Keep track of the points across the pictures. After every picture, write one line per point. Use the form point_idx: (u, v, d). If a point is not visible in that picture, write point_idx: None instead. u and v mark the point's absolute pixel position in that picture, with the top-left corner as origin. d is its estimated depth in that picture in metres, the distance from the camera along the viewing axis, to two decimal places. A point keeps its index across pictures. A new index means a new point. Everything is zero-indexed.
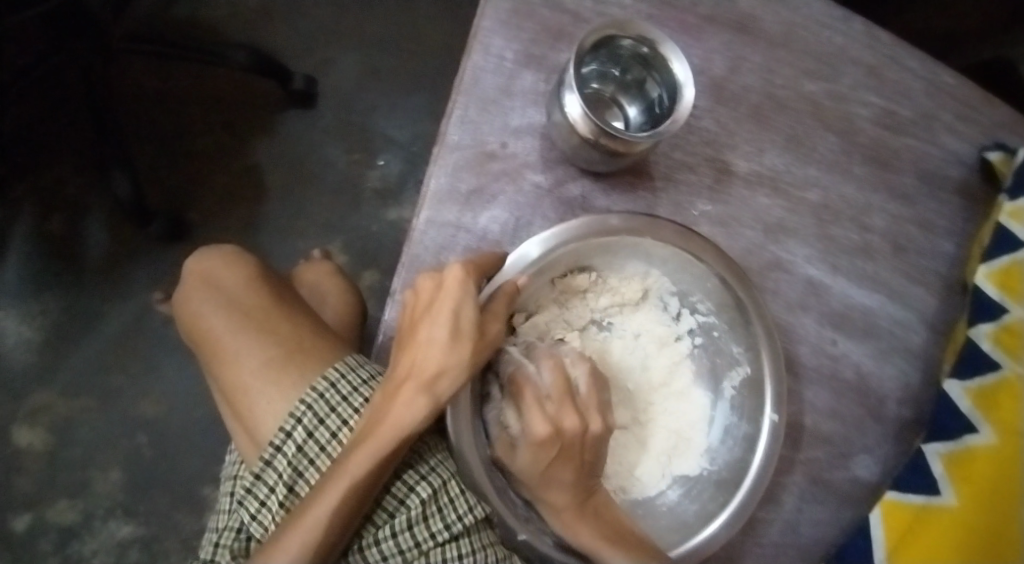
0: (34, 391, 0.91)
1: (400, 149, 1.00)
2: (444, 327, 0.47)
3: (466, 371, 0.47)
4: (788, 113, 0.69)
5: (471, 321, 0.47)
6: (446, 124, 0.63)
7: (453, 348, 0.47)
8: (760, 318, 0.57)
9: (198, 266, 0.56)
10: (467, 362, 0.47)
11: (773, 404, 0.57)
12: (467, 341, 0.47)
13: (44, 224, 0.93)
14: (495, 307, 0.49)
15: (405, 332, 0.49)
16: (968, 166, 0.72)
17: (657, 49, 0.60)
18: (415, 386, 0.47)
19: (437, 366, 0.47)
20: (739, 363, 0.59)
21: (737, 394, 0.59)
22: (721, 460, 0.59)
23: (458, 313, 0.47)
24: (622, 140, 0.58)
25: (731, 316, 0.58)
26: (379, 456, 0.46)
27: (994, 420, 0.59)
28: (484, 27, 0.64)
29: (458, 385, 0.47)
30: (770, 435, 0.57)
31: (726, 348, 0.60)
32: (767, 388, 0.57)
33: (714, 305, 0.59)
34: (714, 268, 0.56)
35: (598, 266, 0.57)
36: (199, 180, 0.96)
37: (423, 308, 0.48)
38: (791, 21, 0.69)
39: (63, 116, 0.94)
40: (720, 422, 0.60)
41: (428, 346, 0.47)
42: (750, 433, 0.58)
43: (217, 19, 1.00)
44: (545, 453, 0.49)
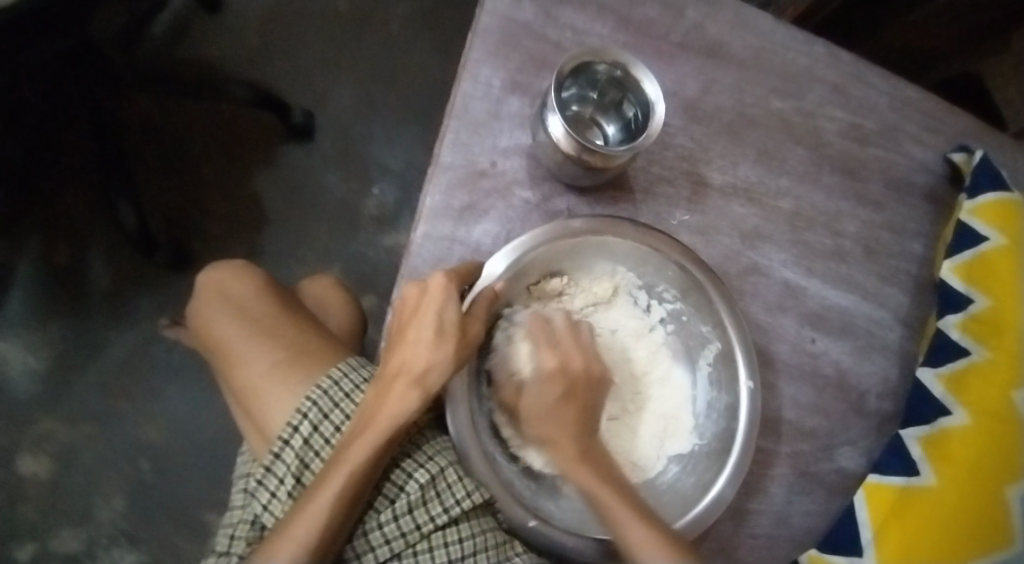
0: (38, 420, 0.93)
1: (394, 178, 1.05)
2: (429, 327, 0.51)
3: (452, 366, 0.51)
4: (758, 128, 0.74)
5: (454, 321, 0.51)
6: (439, 147, 0.67)
7: (438, 346, 0.50)
8: (722, 297, 0.61)
9: (211, 279, 0.60)
10: (452, 359, 0.51)
11: (747, 371, 0.61)
12: (451, 339, 0.51)
13: (49, 255, 0.96)
14: (476, 310, 0.52)
15: (394, 336, 0.53)
16: (931, 173, 0.77)
17: (629, 71, 0.64)
18: (406, 382, 0.51)
19: (426, 363, 0.50)
20: (709, 341, 0.63)
21: (713, 370, 0.63)
22: (710, 434, 0.62)
23: (442, 315, 0.51)
24: (601, 155, 0.62)
25: (695, 297, 0.62)
26: (376, 448, 0.49)
27: (966, 403, 0.62)
28: (473, 58, 0.69)
29: (445, 378, 0.51)
30: (749, 405, 0.60)
31: (695, 329, 0.63)
32: (739, 358, 0.61)
33: (679, 291, 0.63)
34: (674, 258, 0.61)
35: (569, 269, 0.61)
36: (201, 211, 0.99)
37: (411, 312, 0.52)
38: (756, 45, 0.75)
39: (69, 150, 0.98)
40: (702, 401, 0.64)
41: (416, 345, 0.51)
42: (731, 403, 0.61)
43: (217, 59, 1.05)
44: (553, 385, 0.56)
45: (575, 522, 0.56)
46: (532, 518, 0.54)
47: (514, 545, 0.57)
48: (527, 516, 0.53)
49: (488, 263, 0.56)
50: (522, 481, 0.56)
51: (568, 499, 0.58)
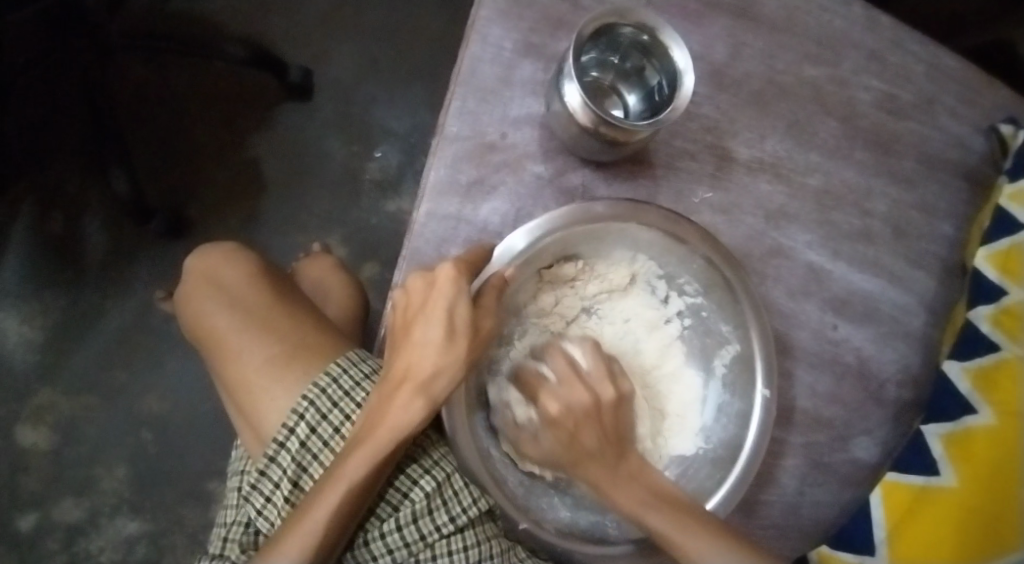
0: (37, 391, 0.91)
1: (398, 140, 1.00)
2: (439, 327, 0.47)
3: (463, 368, 0.48)
4: (787, 98, 0.68)
5: (465, 319, 0.47)
6: (445, 115, 0.63)
7: (450, 348, 0.47)
8: (747, 296, 0.58)
9: (199, 265, 0.56)
10: (462, 360, 0.47)
11: (764, 379, 0.58)
12: (463, 340, 0.47)
13: (42, 223, 0.93)
14: (486, 303, 0.49)
15: (396, 333, 0.49)
16: (969, 149, 0.72)
17: (657, 36, 0.59)
18: (412, 388, 0.47)
19: (433, 366, 0.47)
20: (728, 342, 0.60)
21: (728, 372, 0.61)
22: (719, 437, 0.60)
23: (452, 314, 0.47)
24: (623, 129, 0.58)
25: (719, 294, 0.60)
26: (377, 460, 0.47)
27: (993, 402, 0.60)
28: (482, 16, 0.64)
29: (455, 384, 0.48)
30: (762, 411, 0.58)
31: (714, 327, 0.61)
32: (757, 364, 0.58)
33: (702, 285, 0.60)
34: (701, 250, 0.57)
35: (585, 254, 0.58)
36: (199, 175, 0.95)
37: (415, 309, 0.48)
38: (790, 5, 0.69)
39: (60, 110, 0.93)
40: (712, 400, 0.61)
41: (424, 347, 0.47)
42: (744, 409, 0.59)
43: (211, 12, 0.99)
44: (562, 432, 0.50)
45: (572, 522, 0.55)
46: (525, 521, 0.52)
47: (517, 550, 0.56)
48: (523, 521, 0.51)
49: (496, 252, 0.52)
50: (515, 477, 0.54)
51: (564, 497, 0.56)
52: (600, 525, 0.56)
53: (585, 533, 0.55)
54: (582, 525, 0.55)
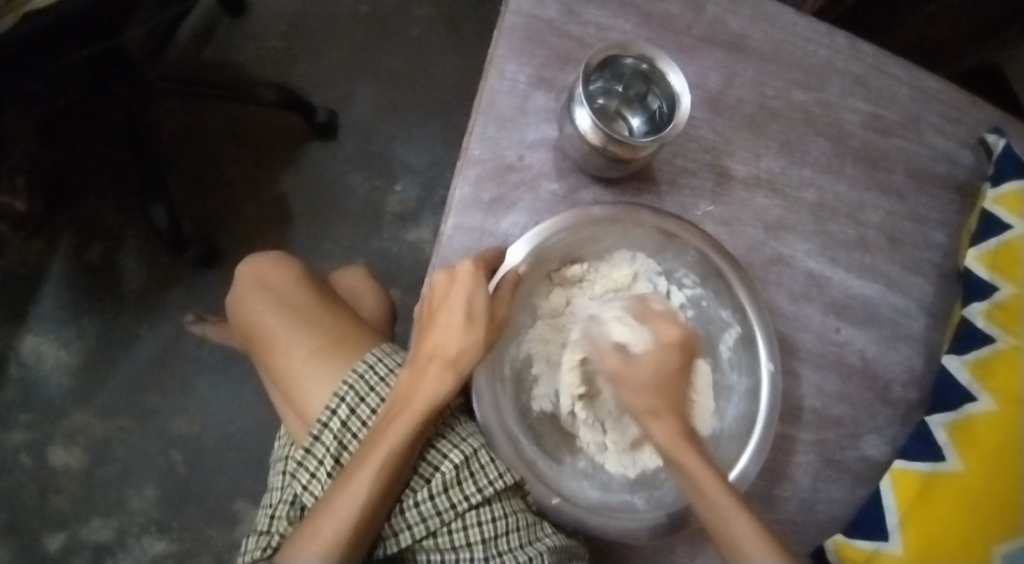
0: (70, 413, 0.95)
1: (417, 175, 1.06)
2: (459, 312, 0.52)
3: (483, 349, 0.52)
4: (780, 120, 0.75)
5: (482, 305, 0.52)
6: (467, 140, 0.69)
7: (469, 330, 0.52)
8: (741, 282, 0.63)
9: (250, 269, 0.61)
10: (481, 341, 0.52)
11: (768, 355, 0.62)
12: (481, 324, 0.52)
13: (81, 253, 0.98)
14: (503, 294, 0.54)
15: (423, 321, 0.54)
16: (953, 163, 0.78)
17: (654, 64, 0.66)
18: (440, 364, 0.52)
19: (458, 347, 0.51)
20: (729, 326, 0.64)
21: (734, 353, 0.65)
22: (731, 414, 0.63)
23: (472, 299, 0.52)
24: (628, 146, 0.63)
25: (715, 282, 0.64)
26: (411, 431, 0.50)
27: (991, 389, 0.64)
28: (498, 54, 0.71)
29: (477, 360, 0.52)
30: (769, 386, 0.62)
31: (715, 314, 0.65)
32: (760, 342, 0.62)
33: (698, 276, 0.65)
34: (693, 243, 0.63)
35: (588, 256, 0.63)
36: (230, 209, 1.01)
37: (439, 299, 0.53)
38: (777, 38, 0.76)
39: (102, 149, 1.00)
40: (722, 382, 0.65)
41: (448, 329, 0.52)
42: (751, 385, 0.63)
43: (243, 61, 1.07)
44: (671, 354, 0.57)
45: (603, 501, 0.57)
46: (557, 496, 0.55)
47: (544, 526, 0.58)
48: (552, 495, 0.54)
49: (511, 251, 0.58)
50: (544, 460, 0.57)
51: (592, 480, 0.59)
52: (630, 503, 0.58)
53: (616, 510, 0.57)
54: (615, 504, 0.58)
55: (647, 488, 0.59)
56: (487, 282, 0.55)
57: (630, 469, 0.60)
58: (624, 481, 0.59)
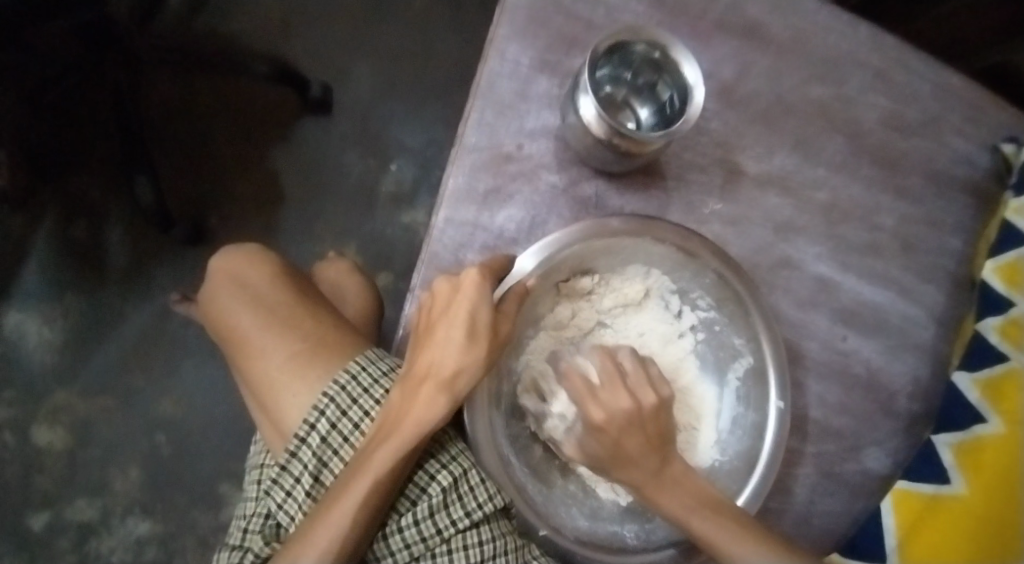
0: (54, 392, 0.92)
1: (413, 155, 1.02)
2: (460, 327, 0.49)
3: (482, 367, 0.49)
4: (796, 115, 0.70)
5: (486, 322, 0.49)
6: (463, 126, 0.65)
7: (469, 348, 0.49)
8: (758, 310, 0.60)
9: (224, 264, 0.58)
10: (482, 361, 0.49)
11: (778, 391, 0.60)
12: (482, 341, 0.49)
13: (67, 229, 0.95)
14: (507, 310, 0.51)
15: (419, 334, 0.50)
16: (973, 166, 0.74)
17: (668, 53, 0.62)
18: (434, 386, 0.49)
19: (455, 367, 0.49)
20: (741, 355, 0.63)
21: (741, 385, 0.63)
22: (732, 449, 0.62)
23: (475, 315, 0.49)
24: (635, 141, 0.59)
25: (730, 308, 0.62)
26: (399, 455, 0.48)
27: (1001, 412, 0.61)
28: (501, 34, 0.66)
29: (475, 381, 0.49)
30: (776, 422, 0.60)
31: (728, 341, 0.63)
32: (771, 377, 0.60)
33: (714, 300, 0.63)
34: (713, 265, 0.60)
35: (600, 268, 0.61)
36: (220, 187, 0.98)
37: (439, 311, 0.50)
38: (798, 26, 0.71)
39: (90, 120, 0.97)
40: (727, 412, 0.64)
41: (445, 346, 0.49)
42: (757, 420, 0.62)
43: (236, 29, 1.02)
44: (607, 437, 0.51)
45: (591, 532, 0.56)
46: (544, 528, 0.53)
47: (531, 548, 0.57)
48: (541, 527, 0.53)
49: (521, 259, 0.56)
50: (534, 484, 0.55)
51: (581, 506, 0.58)
52: (618, 535, 0.58)
53: (605, 542, 0.56)
54: (602, 535, 0.57)
55: (637, 520, 0.59)
56: (492, 290, 0.52)
57: (621, 495, 0.60)
58: (615, 510, 0.59)
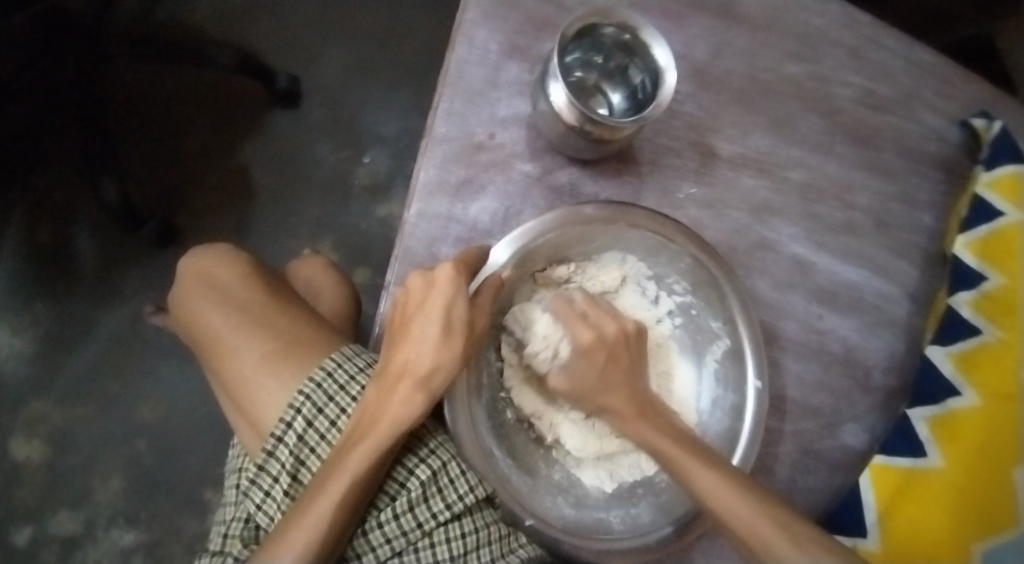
0: (30, 403, 0.91)
1: (387, 145, 1.01)
2: (436, 323, 0.48)
3: (459, 364, 0.49)
4: (769, 95, 0.70)
5: (462, 317, 0.49)
6: (433, 117, 0.64)
7: (445, 344, 0.48)
8: (734, 292, 0.60)
9: (193, 265, 0.57)
10: (460, 357, 0.49)
11: (755, 372, 0.60)
12: (459, 337, 0.49)
13: (32, 235, 0.93)
14: (482, 301, 0.51)
15: (394, 330, 0.50)
16: (946, 141, 0.74)
17: (638, 35, 0.60)
18: (410, 384, 0.48)
19: (431, 363, 0.48)
20: (719, 337, 0.63)
21: (720, 366, 0.63)
22: (713, 431, 0.62)
23: (450, 310, 0.48)
24: (607, 127, 0.59)
25: (706, 292, 0.62)
26: (377, 454, 0.47)
27: (976, 384, 0.62)
28: (468, 19, 0.66)
29: (451, 378, 0.49)
30: (755, 402, 0.60)
31: (705, 324, 0.64)
32: (749, 357, 0.60)
33: (690, 284, 0.63)
34: (688, 249, 0.60)
35: (576, 256, 0.61)
36: (189, 184, 0.96)
37: (414, 305, 0.49)
38: (768, 5, 0.71)
39: (52, 119, 0.94)
40: (706, 395, 0.63)
41: (421, 343, 0.48)
42: (737, 401, 0.61)
43: (199, 20, 1.00)
44: (596, 356, 0.54)
45: (577, 519, 0.56)
46: (530, 517, 0.53)
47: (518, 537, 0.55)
48: (526, 516, 0.53)
49: (495, 249, 0.56)
50: (519, 476, 0.55)
51: (567, 495, 0.58)
52: (604, 522, 0.57)
53: (591, 529, 0.56)
54: (588, 522, 0.57)
55: (622, 505, 0.59)
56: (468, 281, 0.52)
57: (605, 483, 0.59)
58: (600, 498, 0.59)
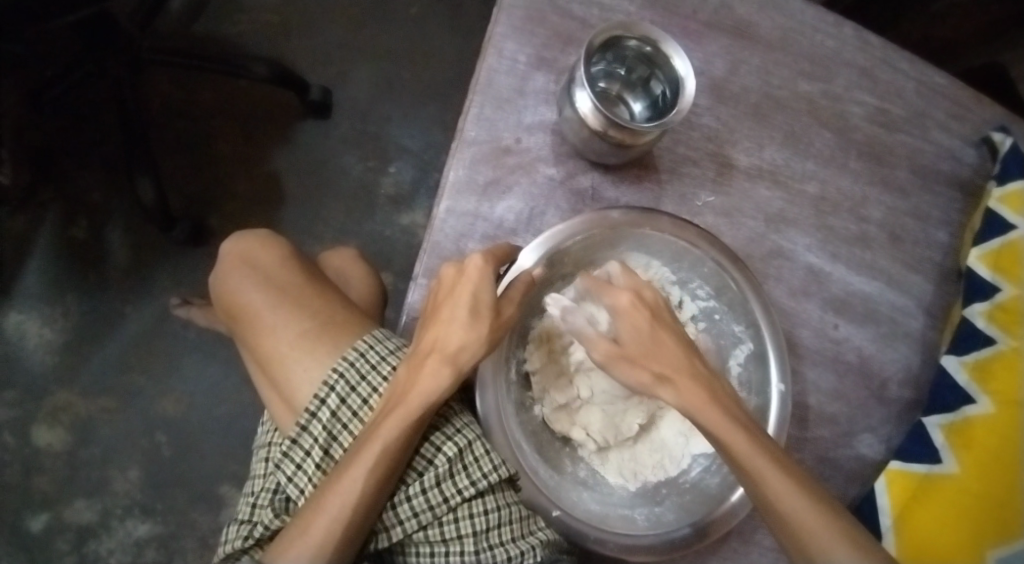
0: (54, 392, 0.93)
1: (411, 157, 1.04)
2: (464, 307, 0.50)
3: (486, 345, 0.51)
4: (785, 111, 0.73)
5: (489, 302, 0.51)
6: (463, 121, 0.67)
7: (473, 326, 0.50)
8: (756, 297, 0.62)
9: (236, 248, 0.60)
10: (485, 339, 0.51)
11: (779, 374, 0.62)
12: (486, 320, 0.51)
13: (67, 229, 0.96)
14: (511, 293, 0.53)
15: (427, 314, 0.52)
16: (957, 161, 0.76)
17: (659, 48, 0.63)
18: (438, 359, 0.50)
19: (459, 342, 0.50)
20: (741, 341, 0.64)
21: (744, 370, 0.64)
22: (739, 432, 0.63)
23: (477, 296, 0.51)
24: (630, 131, 0.61)
25: (729, 296, 0.64)
26: (406, 428, 0.49)
27: (990, 392, 0.63)
28: (498, 32, 0.69)
29: (478, 358, 0.51)
30: (778, 405, 0.61)
31: (727, 328, 0.65)
32: (772, 358, 0.62)
33: (713, 288, 0.65)
34: (710, 254, 0.62)
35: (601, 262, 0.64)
36: (218, 188, 0.99)
37: (445, 292, 0.52)
38: (784, 26, 0.74)
39: (90, 122, 0.98)
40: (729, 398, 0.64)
41: (450, 324, 0.51)
42: (760, 404, 0.63)
43: (235, 35, 1.04)
44: (640, 317, 0.54)
45: (603, 514, 0.57)
46: (558, 508, 0.55)
47: (537, 520, 0.55)
48: (553, 506, 0.55)
49: (523, 252, 0.57)
50: (546, 469, 0.57)
51: (592, 491, 0.59)
52: (629, 518, 0.58)
53: (617, 523, 0.57)
54: (612, 517, 0.57)
55: (647, 504, 0.60)
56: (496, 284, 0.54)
57: (630, 481, 0.60)
58: (626, 496, 0.60)
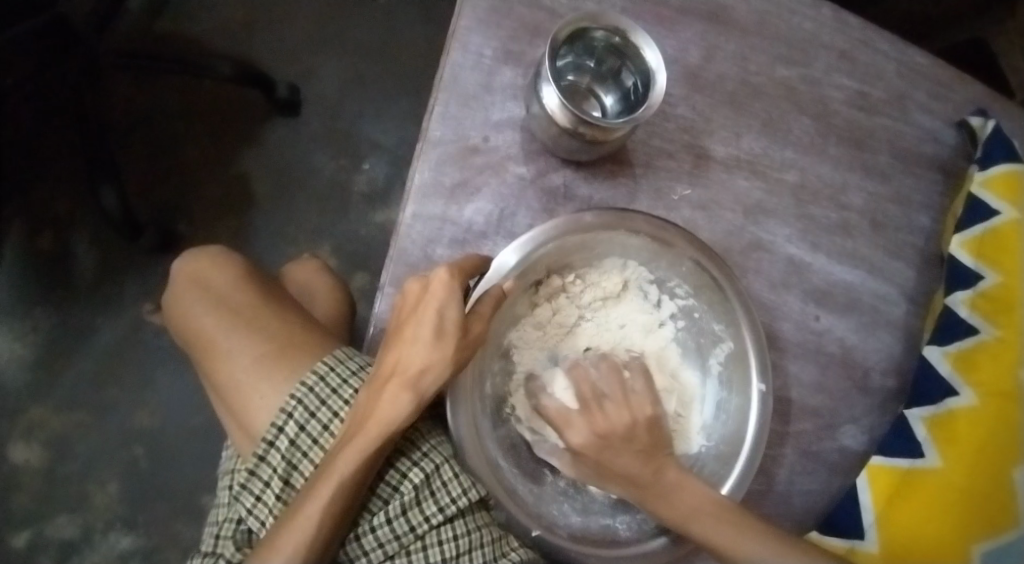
0: (29, 408, 0.91)
1: (385, 153, 1.02)
2: (428, 327, 0.48)
3: (450, 367, 0.49)
4: (762, 97, 0.70)
5: (455, 321, 0.48)
6: (428, 120, 0.64)
7: (438, 346, 0.48)
8: (735, 294, 0.61)
9: (188, 268, 0.58)
10: (450, 359, 0.49)
11: (759, 373, 0.60)
12: (451, 339, 0.48)
13: (33, 241, 0.94)
14: (481, 309, 0.50)
15: (391, 332, 0.50)
16: (940, 142, 0.74)
17: (628, 38, 0.61)
18: (399, 383, 0.48)
19: (422, 364, 0.48)
20: (722, 340, 0.63)
21: (724, 369, 0.63)
22: (719, 436, 0.62)
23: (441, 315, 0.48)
24: (600, 128, 0.58)
25: (709, 295, 0.62)
26: (364, 457, 0.47)
27: (973, 384, 0.62)
28: (462, 26, 0.66)
29: (442, 379, 0.49)
30: (760, 405, 0.60)
31: (707, 327, 0.63)
32: (752, 360, 0.60)
33: (692, 287, 0.63)
34: (688, 251, 0.60)
35: (578, 264, 0.61)
36: (187, 193, 0.97)
37: (409, 310, 0.49)
38: (761, 9, 0.71)
39: (49, 131, 0.95)
40: (709, 395, 0.64)
41: (414, 344, 0.48)
42: (740, 404, 0.61)
43: (199, 33, 1.01)
44: (586, 459, 0.55)
45: (583, 527, 0.57)
46: (537, 527, 0.53)
47: (509, 540, 0.56)
48: (534, 527, 0.53)
49: (502, 253, 0.55)
50: (525, 486, 0.55)
51: (573, 502, 0.58)
52: (611, 527, 0.58)
53: (598, 536, 0.57)
54: (594, 529, 0.57)
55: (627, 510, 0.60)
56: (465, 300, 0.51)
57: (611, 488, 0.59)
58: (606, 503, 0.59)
